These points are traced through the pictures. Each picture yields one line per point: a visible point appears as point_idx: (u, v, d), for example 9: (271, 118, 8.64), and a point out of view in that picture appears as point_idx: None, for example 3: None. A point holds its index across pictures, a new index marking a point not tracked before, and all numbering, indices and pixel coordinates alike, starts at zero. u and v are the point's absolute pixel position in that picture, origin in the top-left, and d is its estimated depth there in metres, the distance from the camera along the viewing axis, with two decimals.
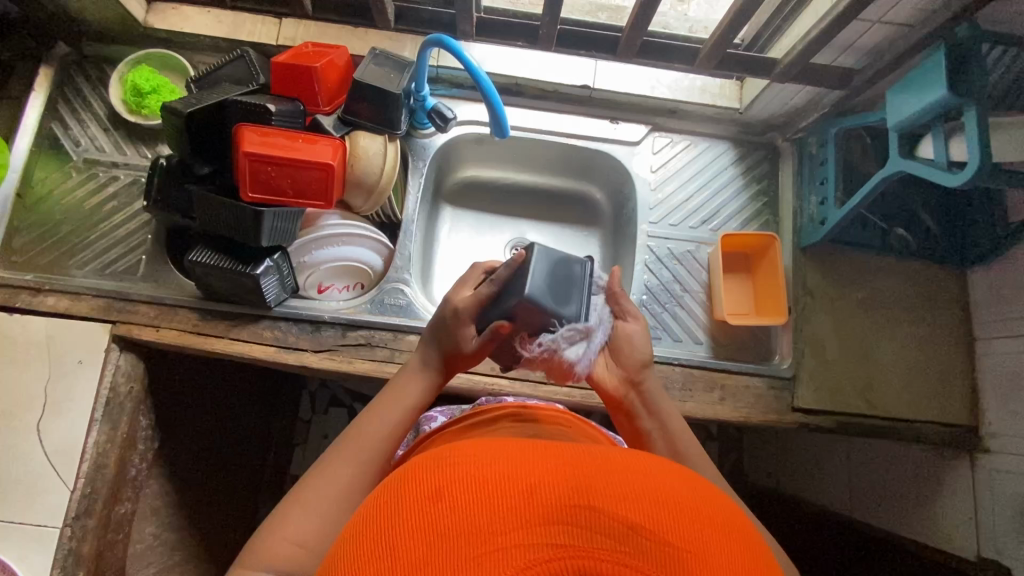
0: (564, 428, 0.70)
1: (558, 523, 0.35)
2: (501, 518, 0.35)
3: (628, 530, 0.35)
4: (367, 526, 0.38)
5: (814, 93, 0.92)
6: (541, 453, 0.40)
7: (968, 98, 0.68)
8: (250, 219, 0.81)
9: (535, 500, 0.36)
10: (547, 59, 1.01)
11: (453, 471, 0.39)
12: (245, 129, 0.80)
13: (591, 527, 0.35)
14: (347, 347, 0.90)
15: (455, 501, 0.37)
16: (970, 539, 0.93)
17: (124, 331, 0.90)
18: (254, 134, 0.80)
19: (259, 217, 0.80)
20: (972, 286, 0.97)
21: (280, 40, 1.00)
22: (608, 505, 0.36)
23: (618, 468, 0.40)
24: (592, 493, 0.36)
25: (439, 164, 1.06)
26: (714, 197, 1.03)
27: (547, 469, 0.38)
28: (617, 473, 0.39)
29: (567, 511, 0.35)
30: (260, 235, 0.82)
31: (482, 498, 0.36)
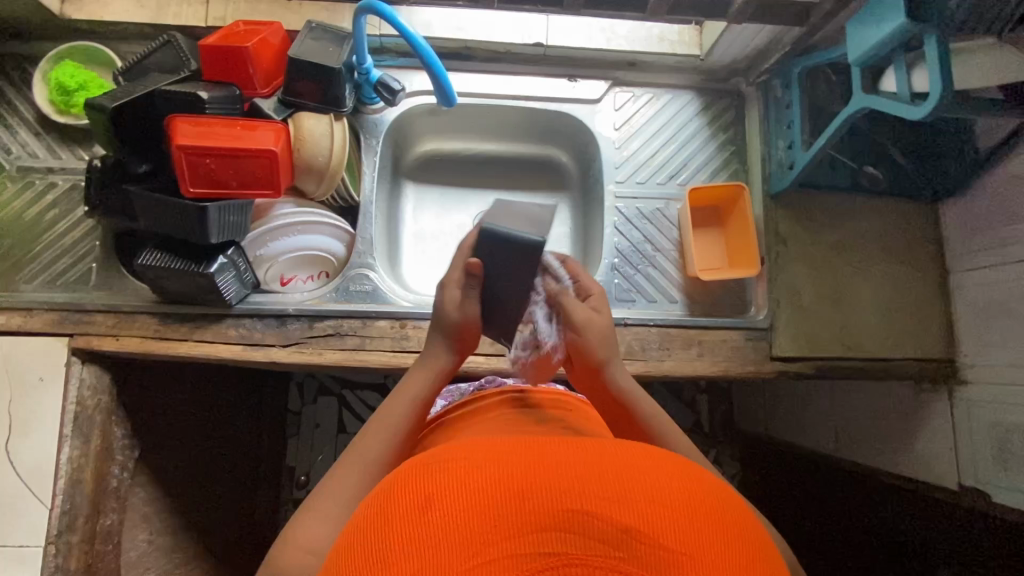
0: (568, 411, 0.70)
1: (551, 531, 0.35)
2: (494, 526, 0.35)
3: (622, 534, 0.35)
4: (359, 537, 0.38)
5: (774, 32, 0.88)
6: (535, 455, 0.40)
7: (928, 25, 0.65)
8: (193, 215, 0.77)
9: (526, 507, 0.36)
10: (497, 19, 0.96)
11: (443, 479, 0.39)
12: (178, 122, 0.76)
13: (586, 533, 0.35)
14: (314, 339, 0.88)
15: (445, 509, 0.37)
16: (951, 469, 0.95)
17: (83, 344, 0.87)
18: (190, 125, 0.76)
19: (202, 212, 0.76)
20: (944, 219, 0.96)
21: (208, 21, 0.92)
22: (603, 508, 0.36)
23: (614, 468, 0.39)
24: (585, 497, 0.36)
25: (394, 139, 1.02)
26: (680, 151, 1.00)
27: (537, 473, 0.38)
28: (609, 471, 0.39)
29: (560, 517, 0.35)
30: (207, 232, 0.78)
31: (473, 506, 0.36)
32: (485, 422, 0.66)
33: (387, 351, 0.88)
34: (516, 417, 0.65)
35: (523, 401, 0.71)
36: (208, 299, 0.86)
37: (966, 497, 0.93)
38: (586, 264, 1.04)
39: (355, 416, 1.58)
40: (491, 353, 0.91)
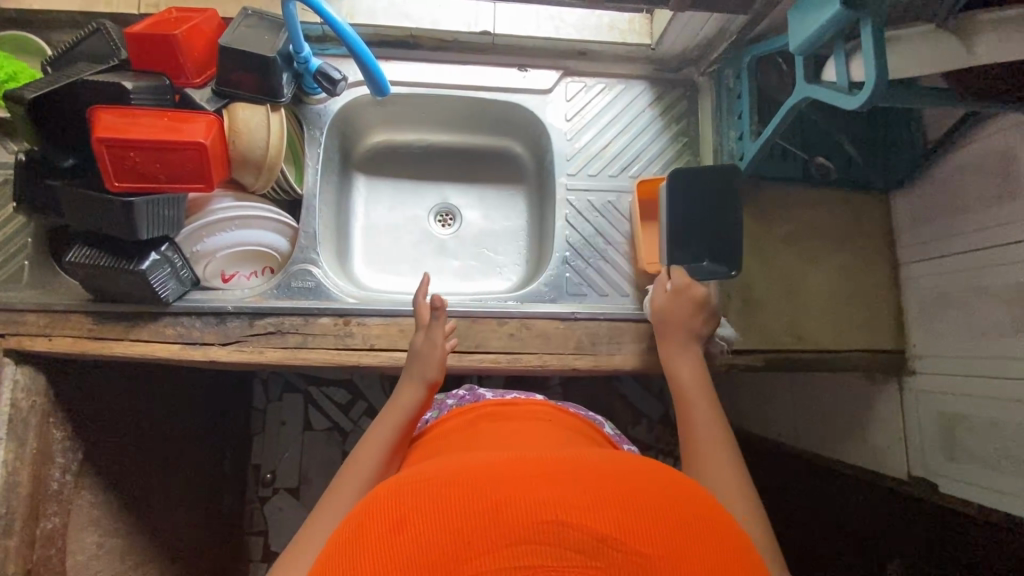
0: (545, 422, 0.72)
1: (526, 543, 0.35)
2: (471, 543, 0.36)
3: (598, 542, 0.36)
4: (331, 562, 0.38)
5: (721, 22, 0.86)
6: (509, 472, 0.41)
7: (864, 12, 0.64)
8: (119, 211, 0.74)
9: (501, 520, 0.37)
10: (443, 6, 0.93)
11: (418, 499, 0.39)
12: (102, 113, 0.73)
13: (560, 543, 0.35)
14: (255, 337, 0.86)
15: (419, 530, 0.37)
16: (902, 459, 0.95)
17: (14, 344, 0.85)
18: (114, 116, 0.73)
19: (129, 208, 0.74)
20: (895, 210, 0.96)
21: (142, 8, 0.90)
22: (576, 517, 0.36)
23: (587, 481, 0.40)
24: (559, 507, 0.37)
25: (341, 131, 0.99)
26: (633, 142, 0.99)
27: (512, 488, 0.39)
28: (581, 483, 0.40)
29: (534, 529, 0.36)
30: (135, 229, 0.76)
31: (448, 525, 0.37)
32: (471, 437, 0.68)
33: (330, 349, 0.86)
34: (500, 435, 0.66)
35: (501, 412, 0.74)
36: (142, 297, 0.84)
37: (916, 486, 0.93)
38: (539, 258, 1.02)
39: (322, 413, 1.56)
40: None
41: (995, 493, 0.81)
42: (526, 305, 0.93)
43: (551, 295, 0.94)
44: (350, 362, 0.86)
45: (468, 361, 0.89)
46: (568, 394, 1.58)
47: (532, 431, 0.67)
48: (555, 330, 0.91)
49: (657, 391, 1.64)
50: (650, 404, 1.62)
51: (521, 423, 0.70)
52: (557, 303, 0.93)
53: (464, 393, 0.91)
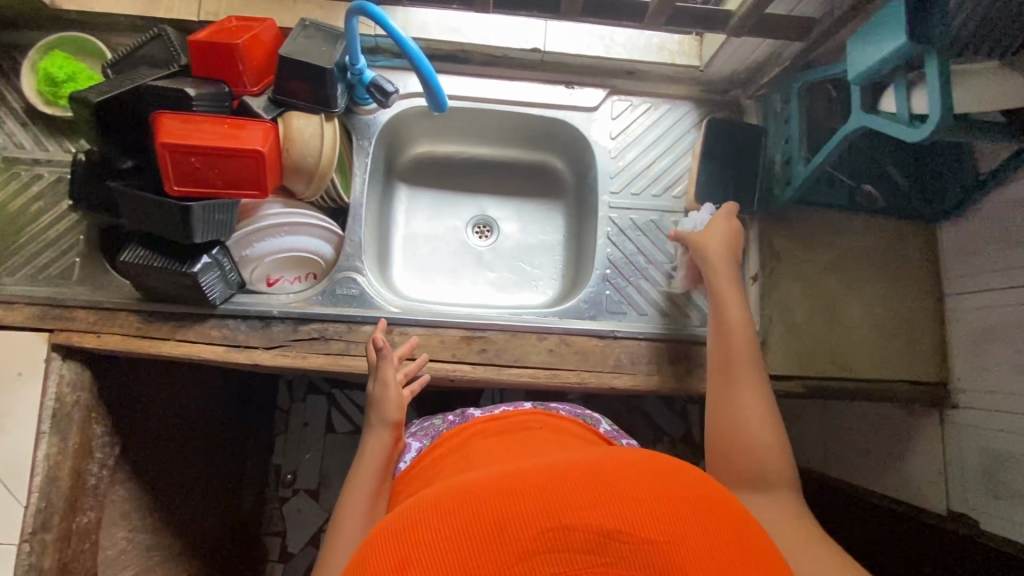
0: (535, 431, 0.74)
1: (538, 555, 0.37)
2: (485, 562, 0.37)
3: (604, 537, 0.38)
4: None
5: (774, 46, 0.86)
6: (505, 483, 0.42)
7: (930, 47, 0.64)
8: (176, 214, 0.76)
9: (507, 538, 0.38)
10: (495, 22, 0.94)
11: (420, 531, 0.40)
12: (163, 119, 0.74)
13: (569, 548, 0.37)
14: (299, 342, 0.87)
15: (427, 560, 0.38)
16: (940, 493, 0.94)
17: (63, 340, 0.86)
18: (174, 122, 0.75)
19: (187, 211, 0.75)
20: (941, 240, 0.95)
21: (201, 16, 0.90)
22: (578, 519, 0.38)
23: (581, 475, 0.42)
24: (560, 512, 0.39)
25: (387, 141, 1.00)
26: (677, 162, 0.99)
27: (514, 502, 0.40)
28: (576, 480, 0.42)
29: (543, 539, 0.38)
30: (191, 231, 0.77)
31: (457, 550, 0.38)
32: (457, 459, 0.69)
33: None
34: (491, 451, 0.68)
35: (492, 427, 0.74)
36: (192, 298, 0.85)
37: (955, 522, 0.92)
38: (577, 274, 1.02)
39: (344, 416, 1.57)
40: (477, 362, 0.90)
41: None
42: (566, 321, 0.93)
43: (590, 312, 0.94)
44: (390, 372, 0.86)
45: (506, 375, 0.89)
46: (591, 408, 1.57)
47: (519, 445, 0.68)
48: (595, 348, 0.91)
49: (680, 410, 1.63)
50: (673, 422, 1.61)
51: (513, 437, 0.71)
52: (596, 320, 0.93)
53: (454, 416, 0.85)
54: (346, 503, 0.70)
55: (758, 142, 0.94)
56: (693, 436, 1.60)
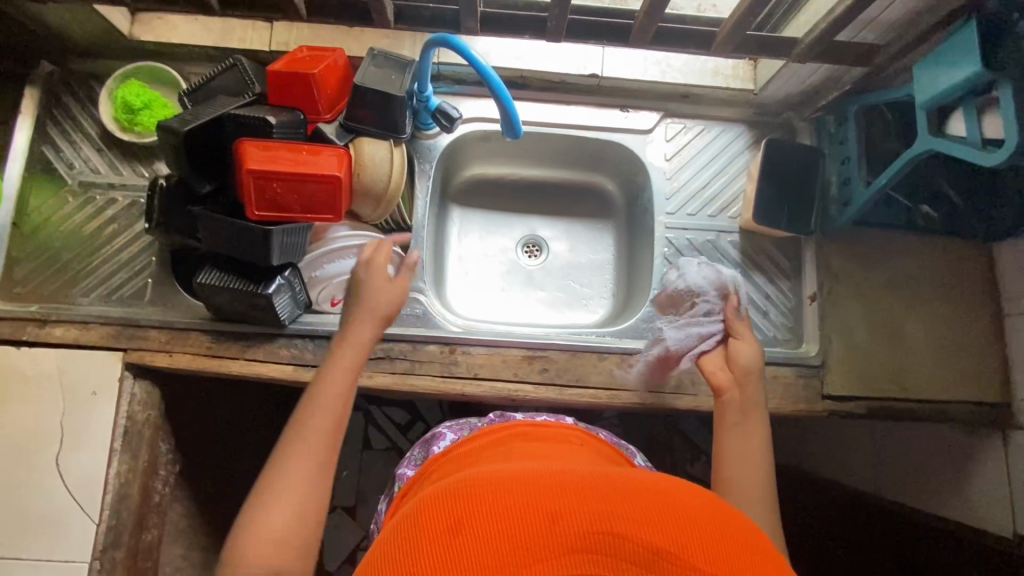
0: (578, 446, 0.71)
1: (582, 553, 0.38)
2: (528, 548, 0.38)
3: (651, 553, 0.38)
4: (387, 562, 0.40)
5: (832, 71, 0.88)
6: (561, 484, 0.43)
7: (1003, 73, 0.65)
8: (258, 238, 0.78)
9: (556, 530, 0.39)
10: (554, 50, 0.97)
11: (472, 504, 0.42)
12: (246, 148, 0.77)
13: (615, 553, 0.38)
14: (365, 361, 0.89)
15: (475, 534, 0.39)
16: (1006, 517, 0.93)
17: (136, 359, 0.88)
18: (257, 151, 0.77)
19: (268, 235, 0.78)
20: (999, 260, 0.96)
21: (273, 46, 0.94)
22: (629, 530, 0.39)
23: (636, 493, 0.43)
24: (612, 520, 0.40)
25: (445, 164, 1.03)
26: (732, 184, 1.00)
27: (567, 501, 0.41)
28: (633, 497, 0.43)
29: (591, 539, 0.39)
30: (269, 253, 0.79)
31: (504, 530, 0.39)
32: (489, 454, 0.66)
33: (436, 377, 0.88)
34: (529, 452, 0.65)
35: (531, 435, 0.72)
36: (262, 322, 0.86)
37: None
38: (632, 293, 1.03)
39: (382, 433, 1.58)
40: (540, 382, 0.90)
41: None
42: (625, 340, 0.93)
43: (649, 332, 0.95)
44: (455, 391, 0.88)
45: (568, 394, 0.90)
46: (628, 425, 1.57)
47: (562, 453, 0.65)
48: (656, 368, 0.91)
49: None
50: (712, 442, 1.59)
51: (558, 447, 0.69)
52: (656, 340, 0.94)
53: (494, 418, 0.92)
54: (306, 418, 0.66)
55: (815, 165, 0.95)
56: None
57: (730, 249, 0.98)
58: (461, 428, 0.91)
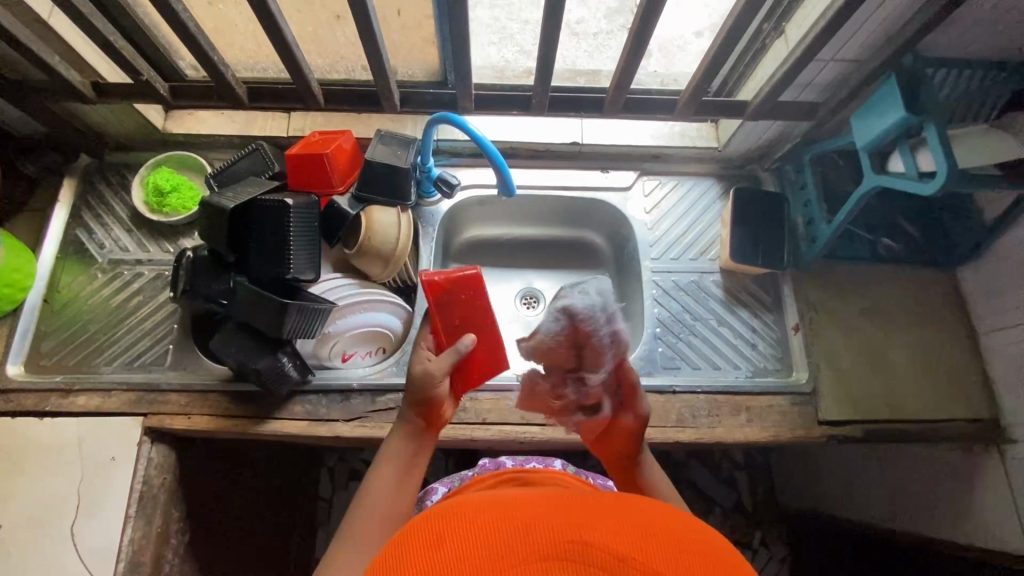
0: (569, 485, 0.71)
1: (555, 560, 0.38)
2: (503, 559, 0.39)
3: (621, 561, 0.38)
4: None
5: (784, 126, 0.99)
6: (541, 507, 0.45)
7: (927, 117, 0.75)
8: (274, 313, 0.83)
9: (531, 540, 0.40)
10: (539, 124, 1.10)
11: (452, 525, 0.42)
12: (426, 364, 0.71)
13: (585, 560, 0.38)
14: (377, 413, 0.92)
15: (454, 550, 0.40)
16: (1018, 535, 0.94)
17: (155, 423, 0.92)
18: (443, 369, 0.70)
19: (285, 311, 0.83)
20: (962, 284, 1.04)
21: (290, 132, 1.06)
22: (600, 540, 0.40)
23: (610, 514, 0.44)
24: (584, 530, 0.40)
25: (446, 227, 1.12)
26: (708, 229, 1.10)
27: (543, 517, 0.42)
28: (609, 517, 0.43)
29: (564, 547, 0.39)
30: (281, 326, 0.84)
31: (483, 545, 0.40)
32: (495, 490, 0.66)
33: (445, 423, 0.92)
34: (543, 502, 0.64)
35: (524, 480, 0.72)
36: (273, 389, 0.90)
37: None
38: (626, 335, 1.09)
39: None
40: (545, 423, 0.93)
41: None
42: None
43: (646, 369, 0.99)
44: (464, 436, 0.91)
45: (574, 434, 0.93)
46: None
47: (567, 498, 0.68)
48: (656, 403, 0.95)
49: (728, 477, 1.59)
50: (723, 491, 1.57)
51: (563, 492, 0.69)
52: (654, 376, 0.98)
53: (487, 462, 0.97)
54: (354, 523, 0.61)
55: (781, 208, 1.05)
56: (743, 504, 1.57)
57: (714, 288, 1.06)
58: (454, 480, 0.95)
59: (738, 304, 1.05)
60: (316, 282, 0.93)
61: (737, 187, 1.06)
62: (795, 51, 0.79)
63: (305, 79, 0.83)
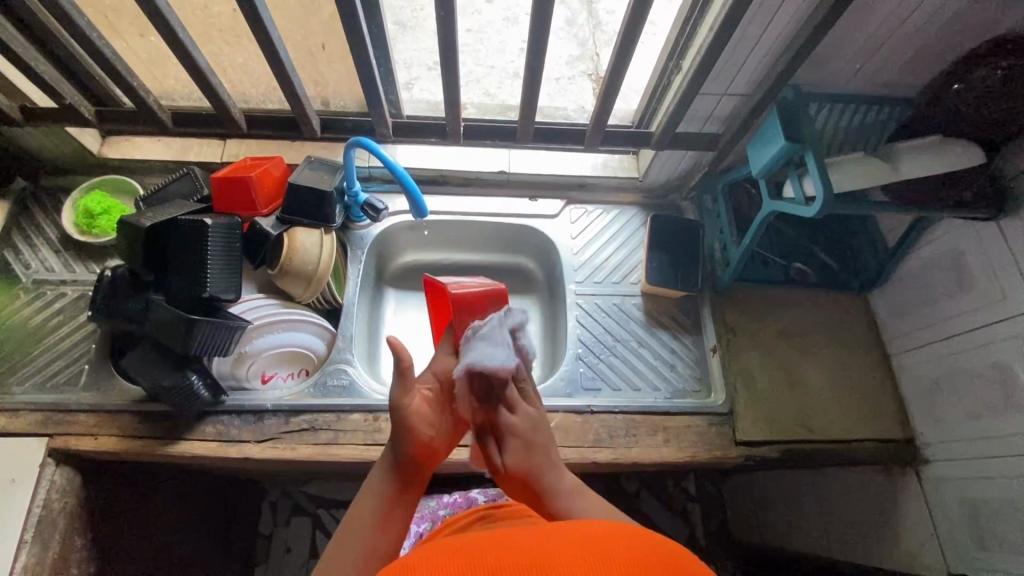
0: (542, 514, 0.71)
1: None
2: None
3: None
4: None
5: (694, 157, 1.05)
6: (512, 546, 0.43)
7: (805, 144, 0.81)
8: (182, 328, 0.83)
9: None
10: (468, 153, 1.16)
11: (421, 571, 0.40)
12: (401, 409, 0.67)
13: None
14: (289, 434, 0.92)
15: None
16: (938, 557, 0.93)
17: (61, 444, 0.90)
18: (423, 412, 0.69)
19: (193, 326, 0.83)
20: (874, 306, 1.08)
21: (223, 157, 1.09)
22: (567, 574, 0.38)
23: (583, 544, 0.42)
24: (552, 566, 0.39)
25: (378, 251, 1.15)
26: (631, 254, 1.13)
27: (514, 557, 0.40)
28: (580, 548, 0.41)
29: None
30: (189, 342, 0.84)
31: None
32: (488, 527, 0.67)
33: (359, 444, 0.91)
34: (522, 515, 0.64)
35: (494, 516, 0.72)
36: (182, 408, 0.90)
37: None
38: (552, 357, 1.10)
39: (331, 540, 1.37)
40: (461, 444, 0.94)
41: None
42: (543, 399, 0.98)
43: (566, 390, 1.00)
44: (378, 457, 0.90)
45: None
46: None
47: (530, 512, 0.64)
48: (574, 424, 0.96)
49: (682, 510, 1.55)
50: (676, 525, 1.52)
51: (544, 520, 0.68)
52: (573, 397, 0.99)
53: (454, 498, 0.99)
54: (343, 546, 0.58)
55: (697, 234, 1.09)
56: (697, 539, 1.52)
57: (635, 311, 1.08)
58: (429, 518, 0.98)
59: (658, 326, 1.07)
60: (235, 303, 0.94)
61: (654, 214, 1.11)
62: (682, 87, 0.86)
63: (226, 106, 0.90)
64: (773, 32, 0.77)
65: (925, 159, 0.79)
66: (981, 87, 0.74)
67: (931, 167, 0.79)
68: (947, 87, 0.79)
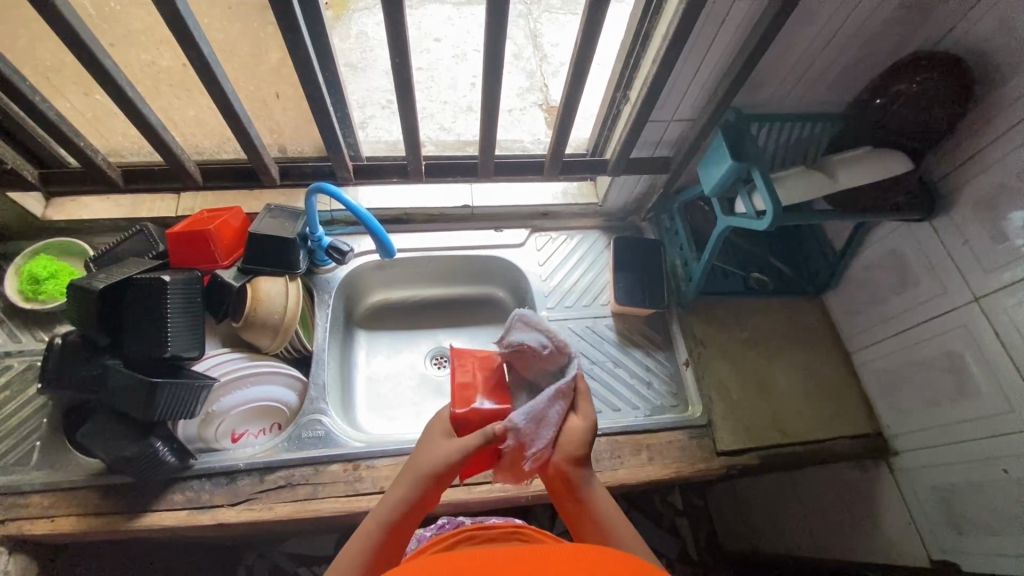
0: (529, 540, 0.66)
1: None
2: None
3: None
4: None
5: (650, 180, 1.10)
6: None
7: (749, 162, 0.85)
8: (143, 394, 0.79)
9: None
10: (430, 190, 1.17)
11: None
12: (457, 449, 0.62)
13: None
14: (264, 494, 0.88)
15: None
16: (919, 546, 0.96)
17: (14, 530, 0.84)
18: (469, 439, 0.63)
19: (155, 391, 0.79)
20: (829, 308, 1.13)
21: (179, 211, 1.07)
22: None
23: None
24: None
25: (346, 294, 1.13)
26: (599, 277, 1.16)
27: None
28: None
29: None
30: (152, 408, 0.80)
31: None
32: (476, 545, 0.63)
33: (340, 496, 0.88)
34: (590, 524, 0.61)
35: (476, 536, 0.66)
36: (147, 478, 0.85)
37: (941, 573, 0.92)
38: None
39: None
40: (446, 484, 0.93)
41: (1007, 559, 0.82)
42: None
43: None
44: (360, 508, 0.87)
45: (476, 493, 0.91)
46: None
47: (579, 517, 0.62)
48: None
49: (671, 525, 1.54)
50: (667, 542, 1.51)
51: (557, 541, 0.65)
52: None
53: (444, 522, 0.93)
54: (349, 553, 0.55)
55: (659, 252, 1.14)
56: (689, 554, 1.51)
57: (608, 332, 1.10)
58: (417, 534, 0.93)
59: (630, 345, 1.10)
60: (200, 359, 0.90)
61: (617, 237, 1.14)
62: (632, 116, 0.90)
63: (179, 159, 0.88)
64: (711, 63, 0.83)
65: (860, 167, 0.85)
66: (899, 99, 0.81)
67: (868, 176, 0.84)
68: (871, 102, 0.85)
